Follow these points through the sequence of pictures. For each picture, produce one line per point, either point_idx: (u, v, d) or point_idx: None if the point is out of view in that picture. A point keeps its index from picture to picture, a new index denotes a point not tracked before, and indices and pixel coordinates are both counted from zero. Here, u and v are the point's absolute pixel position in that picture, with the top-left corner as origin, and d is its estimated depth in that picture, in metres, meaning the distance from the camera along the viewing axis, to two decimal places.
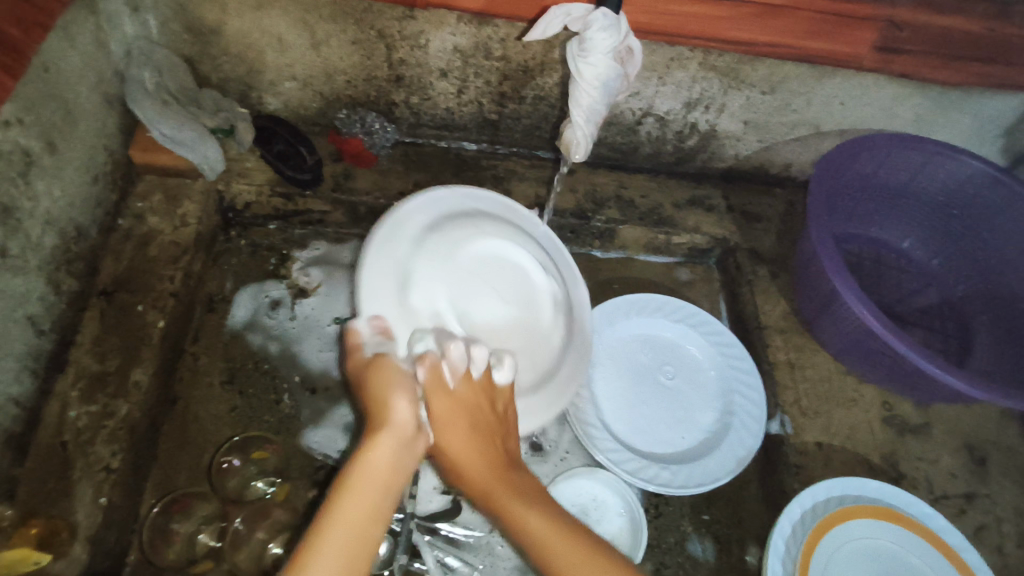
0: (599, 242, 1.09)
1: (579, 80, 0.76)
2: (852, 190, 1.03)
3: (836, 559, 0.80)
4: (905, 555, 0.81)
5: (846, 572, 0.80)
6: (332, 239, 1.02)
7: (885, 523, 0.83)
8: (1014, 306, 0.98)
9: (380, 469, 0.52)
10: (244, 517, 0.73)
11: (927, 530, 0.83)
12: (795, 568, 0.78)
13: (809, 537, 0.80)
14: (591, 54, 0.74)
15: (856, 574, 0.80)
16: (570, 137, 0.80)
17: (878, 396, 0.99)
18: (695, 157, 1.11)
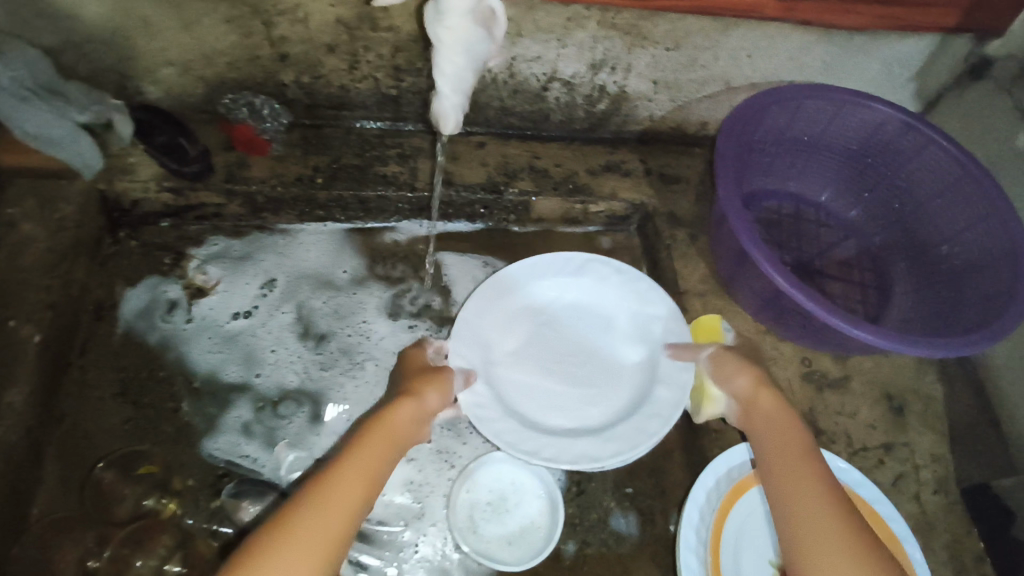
0: (514, 216, 1.05)
1: (438, 49, 0.61)
2: (766, 144, 1.00)
3: (754, 520, 0.76)
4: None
5: (762, 533, 0.75)
6: (230, 233, 0.98)
7: None
8: (931, 252, 0.98)
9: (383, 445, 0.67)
10: (120, 539, 0.75)
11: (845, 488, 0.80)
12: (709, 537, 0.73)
13: (724, 500, 0.75)
14: (448, 17, 0.58)
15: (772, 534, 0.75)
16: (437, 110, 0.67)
17: (797, 352, 0.95)
18: (609, 121, 1.07)
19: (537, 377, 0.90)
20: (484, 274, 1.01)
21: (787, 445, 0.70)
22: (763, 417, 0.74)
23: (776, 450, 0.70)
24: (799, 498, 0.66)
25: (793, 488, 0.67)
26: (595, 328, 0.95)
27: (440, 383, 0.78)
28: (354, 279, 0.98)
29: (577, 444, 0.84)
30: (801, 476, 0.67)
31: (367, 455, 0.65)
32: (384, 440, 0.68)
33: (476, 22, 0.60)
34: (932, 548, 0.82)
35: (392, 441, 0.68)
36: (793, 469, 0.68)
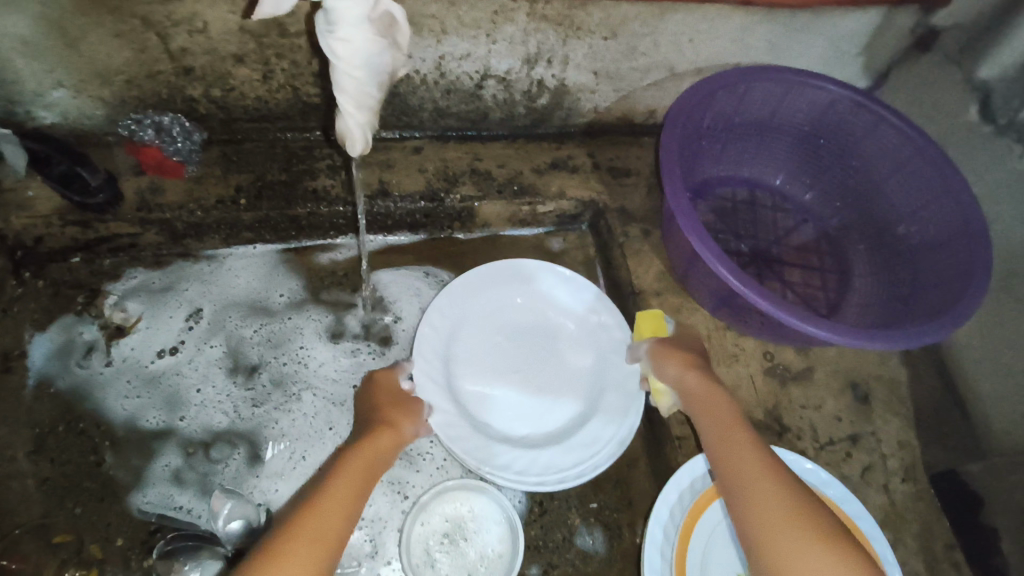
0: (459, 222, 0.99)
1: (334, 63, 0.56)
2: (714, 131, 0.96)
3: (719, 538, 0.72)
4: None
5: (727, 551, 0.72)
6: (151, 263, 0.91)
7: None
8: (888, 233, 0.95)
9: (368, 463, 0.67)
10: None
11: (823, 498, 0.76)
12: (670, 559, 0.70)
13: (684, 519, 0.72)
14: (341, 29, 0.53)
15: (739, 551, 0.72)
16: (341, 129, 0.62)
17: (759, 346, 0.91)
18: (551, 115, 1.02)
19: (500, 386, 0.89)
20: (427, 286, 0.96)
21: (718, 422, 0.68)
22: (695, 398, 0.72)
23: (718, 435, 0.67)
24: (749, 477, 0.62)
25: (743, 473, 0.62)
26: (543, 336, 0.93)
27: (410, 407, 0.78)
28: (291, 302, 0.91)
29: (541, 455, 0.83)
30: (740, 453, 0.64)
31: (352, 474, 0.63)
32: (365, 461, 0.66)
33: (374, 34, 0.56)
34: (904, 539, 0.80)
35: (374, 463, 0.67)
36: (724, 443, 0.66)
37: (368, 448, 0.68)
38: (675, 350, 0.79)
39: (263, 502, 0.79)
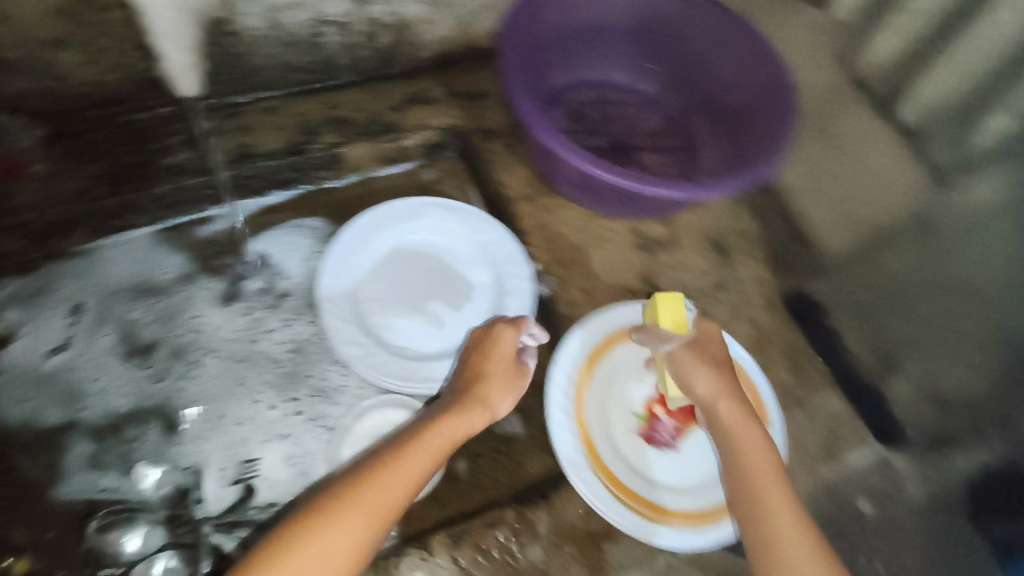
0: (327, 169, 1.00)
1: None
2: (550, 40, 1.02)
3: (609, 386, 0.85)
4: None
5: (619, 395, 0.85)
6: (18, 270, 0.89)
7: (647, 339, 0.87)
8: (719, 103, 1.05)
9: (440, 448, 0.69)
10: None
11: (686, 330, 0.88)
12: (573, 416, 0.82)
13: (579, 380, 0.84)
14: None
15: (627, 394, 0.85)
16: None
17: (628, 225, 1.00)
18: (399, 54, 1.05)
19: (409, 314, 0.92)
20: (312, 240, 0.97)
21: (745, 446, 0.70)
22: (712, 399, 0.73)
23: (745, 460, 0.70)
24: (769, 503, 0.67)
25: (768, 494, 0.67)
26: (439, 259, 0.96)
27: (509, 380, 0.78)
28: (180, 277, 0.92)
29: (454, 364, 0.88)
30: (758, 474, 0.69)
31: (414, 460, 0.66)
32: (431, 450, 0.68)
33: None
34: (774, 358, 0.92)
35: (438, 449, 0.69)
36: (762, 499, 0.67)
37: (444, 430, 0.70)
38: (701, 368, 0.74)
39: (189, 464, 0.82)
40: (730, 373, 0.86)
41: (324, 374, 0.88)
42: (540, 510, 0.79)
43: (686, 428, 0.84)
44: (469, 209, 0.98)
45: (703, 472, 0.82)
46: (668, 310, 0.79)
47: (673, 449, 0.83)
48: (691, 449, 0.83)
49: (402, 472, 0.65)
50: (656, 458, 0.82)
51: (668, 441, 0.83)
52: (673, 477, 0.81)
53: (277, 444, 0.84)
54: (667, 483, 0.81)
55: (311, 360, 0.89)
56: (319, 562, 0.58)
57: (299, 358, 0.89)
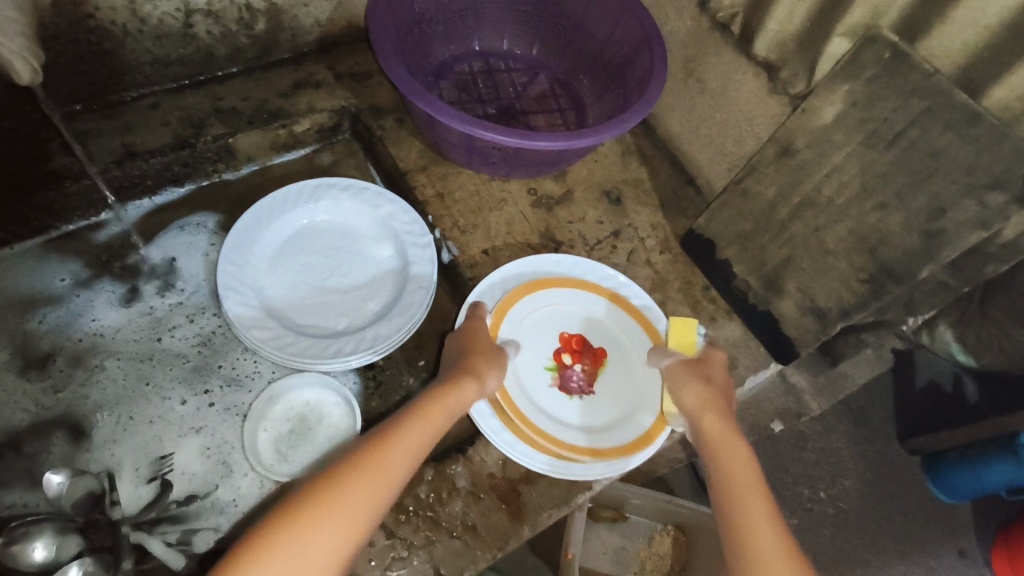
0: (221, 162, 1.01)
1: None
2: (427, 12, 1.03)
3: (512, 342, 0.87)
4: (557, 309, 0.91)
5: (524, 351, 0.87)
6: None
7: (538, 293, 0.90)
8: (599, 61, 1.09)
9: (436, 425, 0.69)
10: None
11: (571, 279, 0.92)
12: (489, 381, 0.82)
13: None
14: None
15: (532, 348, 0.88)
16: None
17: (524, 186, 1.03)
18: (278, 39, 1.04)
19: (316, 297, 0.92)
20: (198, 236, 0.97)
21: (728, 462, 0.68)
22: (701, 414, 0.75)
23: (721, 451, 0.69)
24: (738, 484, 0.65)
25: (734, 476, 0.66)
26: (340, 241, 0.97)
27: (502, 363, 0.80)
28: (75, 283, 0.91)
29: (367, 334, 0.88)
30: (733, 462, 0.68)
31: (414, 438, 0.66)
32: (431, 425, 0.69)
33: None
34: (670, 294, 0.97)
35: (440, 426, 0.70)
36: (733, 478, 0.66)
37: (445, 405, 0.71)
38: (696, 378, 0.78)
39: (100, 468, 0.81)
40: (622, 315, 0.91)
41: (235, 362, 0.89)
42: (459, 464, 0.81)
43: (595, 372, 0.87)
44: (366, 187, 1.00)
45: (618, 410, 0.85)
46: (677, 331, 0.87)
47: (587, 393, 0.86)
48: (603, 390, 0.86)
49: (405, 449, 0.64)
50: (572, 405, 0.85)
51: (581, 386, 0.86)
52: (592, 420, 0.83)
53: (192, 437, 0.84)
54: (586, 426, 0.83)
55: (221, 350, 0.90)
56: (345, 517, 0.56)
57: (207, 350, 0.90)
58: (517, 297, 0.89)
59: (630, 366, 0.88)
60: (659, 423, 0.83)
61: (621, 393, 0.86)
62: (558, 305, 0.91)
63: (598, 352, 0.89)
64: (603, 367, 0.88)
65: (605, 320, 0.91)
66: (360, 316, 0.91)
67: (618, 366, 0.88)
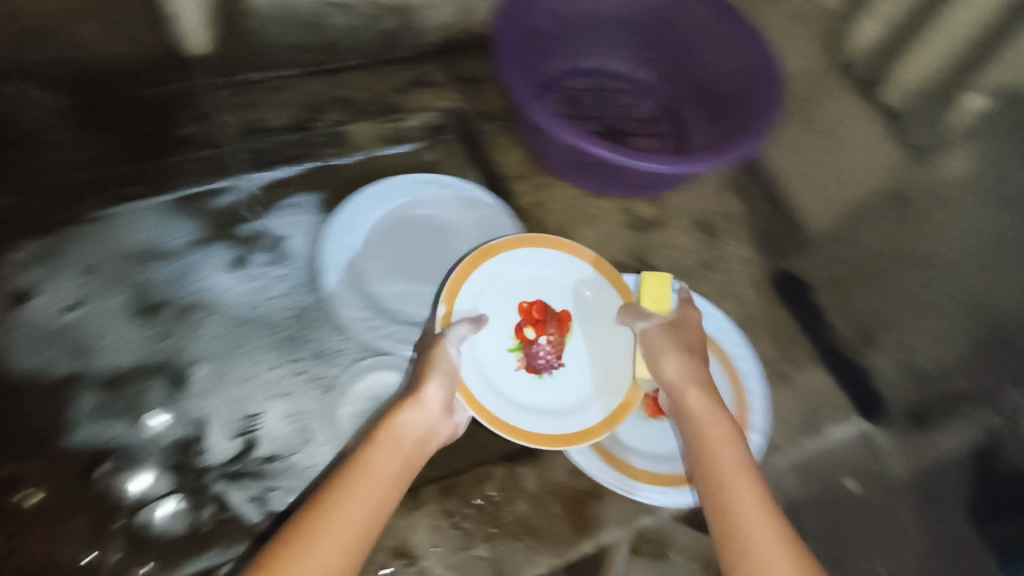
0: (333, 147, 1.04)
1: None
2: (546, 27, 1.07)
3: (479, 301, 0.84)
4: (516, 274, 0.87)
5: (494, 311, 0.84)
6: (38, 233, 0.93)
7: (438, 290, 0.83)
8: (708, 91, 1.09)
9: (392, 463, 0.65)
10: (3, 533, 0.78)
11: (482, 254, 0.86)
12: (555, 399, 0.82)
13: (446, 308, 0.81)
14: None
15: (504, 306, 0.85)
16: None
17: (618, 206, 1.04)
18: (400, 38, 1.09)
19: (409, 287, 0.96)
20: (311, 218, 1.00)
21: (711, 448, 0.68)
22: (682, 393, 0.74)
23: (702, 437, 0.70)
24: (724, 469, 0.66)
25: (722, 462, 0.67)
26: (436, 236, 1.01)
27: (446, 374, 0.73)
28: (192, 243, 0.97)
29: None
30: (715, 445, 0.68)
31: (368, 483, 0.62)
32: (390, 457, 0.66)
33: None
34: (756, 333, 0.96)
35: (398, 453, 0.67)
36: (718, 463, 0.67)
37: (388, 437, 0.67)
38: (674, 349, 0.78)
39: (195, 417, 0.86)
40: (584, 273, 0.89)
41: (325, 338, 0.92)
42: (527, 465, 0.83)
43: (561, 342, 0.86)
44: (466, 185, 1.03)
45: (578, 393, 0.83)
46: (652, 288, 0.87)
47: (556, 366, 0.84)
48: (570, 361, 0.85)
49: (359, 497, 0.61)
50: (540, 388, 0.82)
51: (549, 361, 0.84)
52: (569, 400, 0.82)
53: (277, 402, 0.88)
54: (572, 406, 0.82)
55: (313, 326, 0.93)
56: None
57: (300, 323, 0.93)
58: (463, 278, 0.83)
59: (589, 335, 0.87)
60: (608, 420, 0.80)
61: (598, 361, 0.85)
62: (519, 269, 0.87)
63: (563, 317, 0.87)
64: (567, 333, 0.86)
65: (545, 278, 0.88)
66: None
67: (581, 338, 0.87)
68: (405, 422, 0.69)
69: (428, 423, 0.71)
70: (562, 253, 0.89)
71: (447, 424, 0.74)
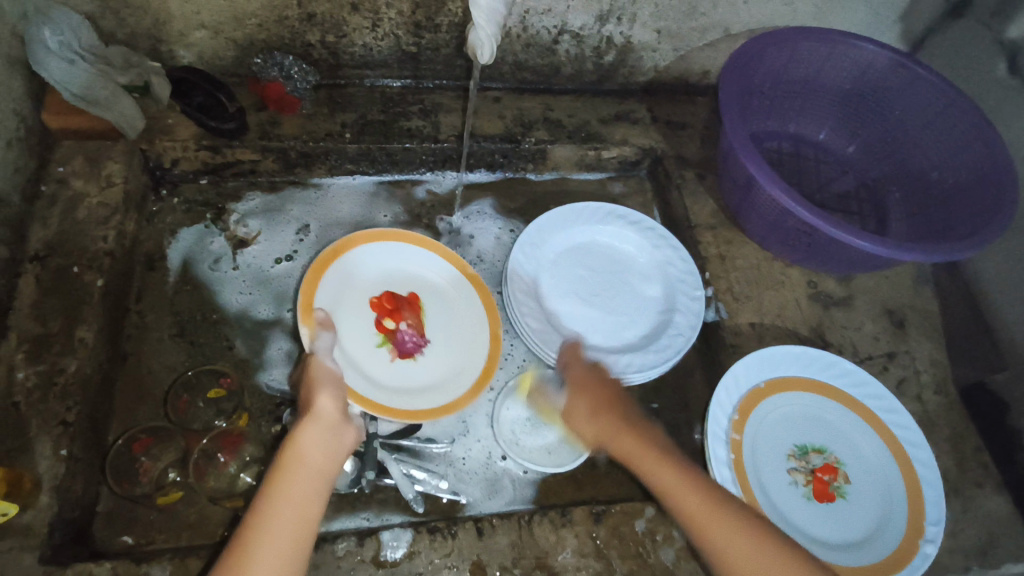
0: (532, 164, 1.11)
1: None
2: (765, 87, 1.07)
3: (341, 295, 0.87)
4: (386, 261, 0.93)
5: (353, 306, 0.88)
6: (266, 188, 1.05)
7: (338, 263, 0.88)
8: (923, 180, 1.06)
9: (316, 462, 0.63)
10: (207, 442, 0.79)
11: (342, 247, 0.89)
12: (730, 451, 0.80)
13: (303, 303, 0.82)
14: None
15: (355, 308, 0.88)
16: (473, 40, 0.76)
17: (804, 276, 1.03)
18: (616, 72, 1.13)
19: (583, 309, 0.97)
20: (505, 232, 1.07)
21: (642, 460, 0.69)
22: (593, 413, 0.74)
23: (653, 477, 0.67)
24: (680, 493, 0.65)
25: (684, 498, 0.65)
26: (616, 266, 1.02)
27: (330, 382, 0.70)
28: (395, 221, 1.06)
29: (623, 360, 0.92)
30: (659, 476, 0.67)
31: (294, 489, 0.60)
32: (302, 473, 0.62)
33: None
34: (935, 440, 0.90)
35: (313, 465, 0.63)
36: (677, 497, 0.65)
37: (296, 454, 0.63)
38: (580, 408, 0.75)
39: None
40: (432, 261, 0.94)
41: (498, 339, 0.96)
42: None
43: (420, 323, 0.91)
44: (656, 224, 1.04)
45: (462, 354, 0.89)
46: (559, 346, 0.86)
47: (423, 346, 0.89)
48: (436, 335, 0.90)
49: (289, 506, 0.59)
50: (418, 366, 0.87)
51: (416, 343, 0.89)
52: (439, 373, 0.88)
53: None
54: (454, 373, 0.87)
55: None
56: None
57: None
58: (313, 290, 0.84)
59: (443, 315, 0.92)
60: (491, 358, 0.88)
61: (452, 336, 0.91)
62: (363, 269, 0.91)
63: (411, 300, 0.91)
64: (422, 315, 0.91)
65: (410, 269, 0.94)
66: (621, 341, 0.95)
67: (437, 315, 0.92)
68: (310, 441, 0.64)
69: (332, 434, 0.66)
70: (416, 246, 0.94)
71: (352, 430, 0.69)
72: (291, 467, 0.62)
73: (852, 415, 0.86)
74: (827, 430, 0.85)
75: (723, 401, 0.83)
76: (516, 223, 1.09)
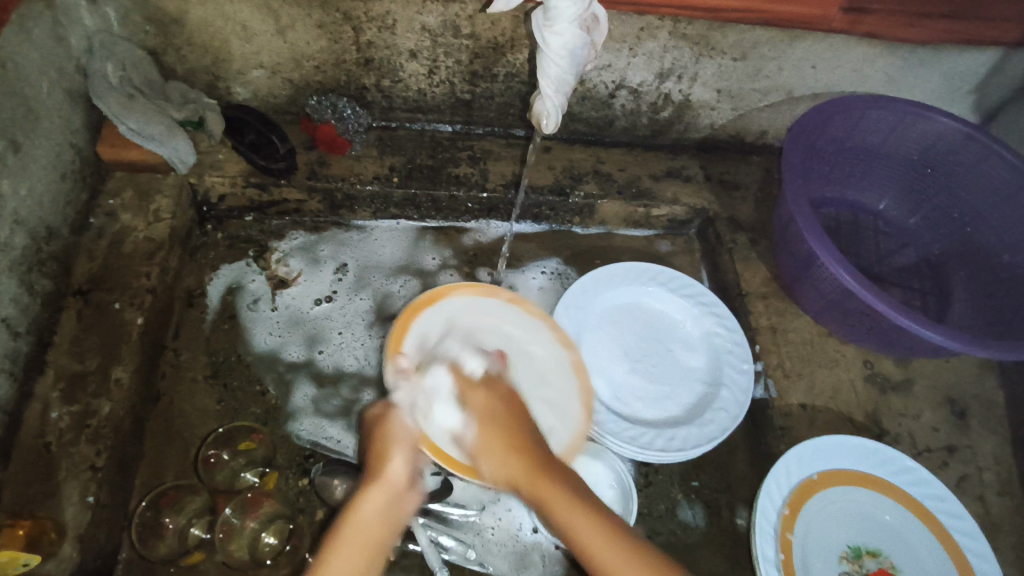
0: (579, 218, 1.08)
1: (545, 50, 0.73)
2: (827, 153, 1.03)
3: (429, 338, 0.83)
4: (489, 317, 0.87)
5: None
6: (310, 228, 1.04)
7: (427, 310, 0.85)
8: (990, 260, 1.00)
9: (369, 522, 0.57)
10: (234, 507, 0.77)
11: (444, 294, 0.87)
12: (776, 549, 0.75)
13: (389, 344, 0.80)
14: (556, 23, 0.71)
15: None
16: (540, 109, 0.79)
17: (860, 355, 0.98)
18: (671, 128, 1.10)
19: (626, 377, 0.93)
20: (548, 282, 1.05)
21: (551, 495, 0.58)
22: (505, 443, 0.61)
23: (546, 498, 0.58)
24: (563, 509, 0.57)
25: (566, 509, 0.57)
26: (662, 332, 0.98)
27: (409, 440, 0.63)
28: (441, 265, 1.04)
29: (665, 435, 0.87)
30: (561, 511, 0.57)
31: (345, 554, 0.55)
32: (359, 539, 0.56)
33: (578, 28, 0.72)
34: (998, 547, 0.83)
35: (368, 533, 0.57)
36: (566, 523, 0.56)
37: (354, 522, 0.57)
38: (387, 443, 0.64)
39: None
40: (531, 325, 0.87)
41: None
42: None
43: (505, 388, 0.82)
44: (705, 289, 1.01)
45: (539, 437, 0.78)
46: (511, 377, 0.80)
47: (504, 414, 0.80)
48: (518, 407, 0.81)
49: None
50: None
51: None
52: None
53: None
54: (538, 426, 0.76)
55: None
56: None
57: None
58: (399, 337, 0.81)
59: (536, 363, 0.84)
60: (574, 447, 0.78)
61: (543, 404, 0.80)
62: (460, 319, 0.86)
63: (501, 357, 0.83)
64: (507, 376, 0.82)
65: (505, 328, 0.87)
66: (663, 414, 0.90)
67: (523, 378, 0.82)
68: (373, 508, 0.58)
69: (396, 503, 0.59)
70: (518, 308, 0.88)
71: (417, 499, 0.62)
72: (345, 536, 0.56)
73: (910, 516, 0.80)
74: (883, 529, 0.80)
75: (773, 492, 0.79)
76: (550, 265, 1.07)
